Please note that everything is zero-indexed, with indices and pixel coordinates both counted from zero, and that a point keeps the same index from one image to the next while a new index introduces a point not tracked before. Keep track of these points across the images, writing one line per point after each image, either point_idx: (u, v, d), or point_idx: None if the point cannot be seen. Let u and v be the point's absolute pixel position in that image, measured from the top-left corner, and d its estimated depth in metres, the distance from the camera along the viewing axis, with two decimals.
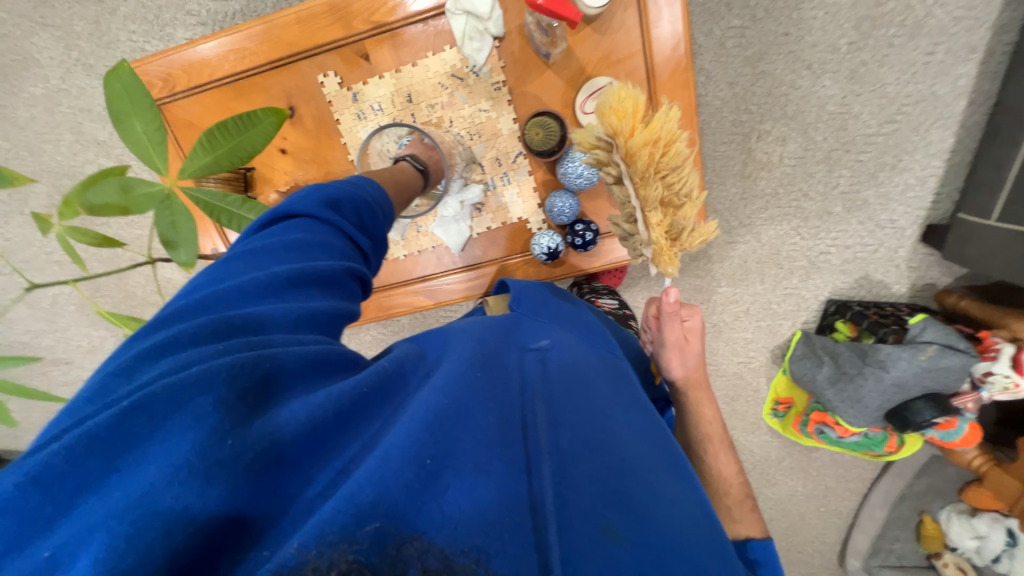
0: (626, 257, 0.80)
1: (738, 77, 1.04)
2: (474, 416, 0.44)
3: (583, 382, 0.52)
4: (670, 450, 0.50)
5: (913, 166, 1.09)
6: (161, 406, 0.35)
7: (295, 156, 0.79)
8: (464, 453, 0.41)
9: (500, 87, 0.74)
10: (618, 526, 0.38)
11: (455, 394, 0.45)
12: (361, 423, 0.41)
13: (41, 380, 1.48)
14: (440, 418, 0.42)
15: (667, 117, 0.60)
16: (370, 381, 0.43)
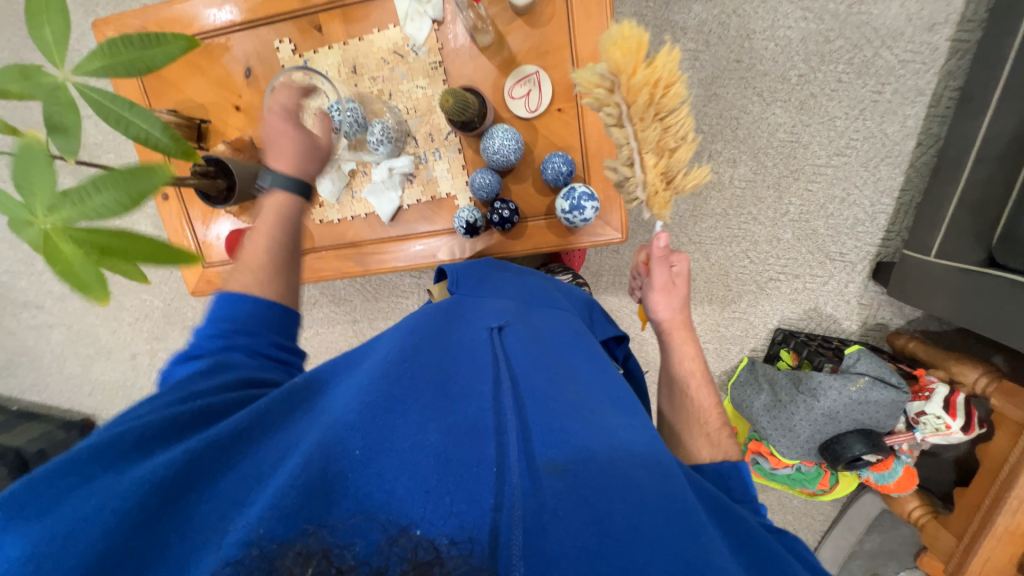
0: (590, 237, 0.82)
1: (691, 97, 1.09)
2: (405, 401, 0.41)
3: (536, 363, 0.50)
4: (617, 402, 0.50)
5: (863, 201, 1.10)
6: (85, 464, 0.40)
7: (247, 113, 0.85)
8: (400, 431, 0.38)
9: (437, 67, 0.79)
10: (560, 463, 0.39)
11: (378, 385, 0.42)
12: (277, 428, 0.42)
13: (11, 321, 1.54)
14: (361, 406, 0.39)
15: (669, 56, 0.56)
16: (275, 396, 0.44)
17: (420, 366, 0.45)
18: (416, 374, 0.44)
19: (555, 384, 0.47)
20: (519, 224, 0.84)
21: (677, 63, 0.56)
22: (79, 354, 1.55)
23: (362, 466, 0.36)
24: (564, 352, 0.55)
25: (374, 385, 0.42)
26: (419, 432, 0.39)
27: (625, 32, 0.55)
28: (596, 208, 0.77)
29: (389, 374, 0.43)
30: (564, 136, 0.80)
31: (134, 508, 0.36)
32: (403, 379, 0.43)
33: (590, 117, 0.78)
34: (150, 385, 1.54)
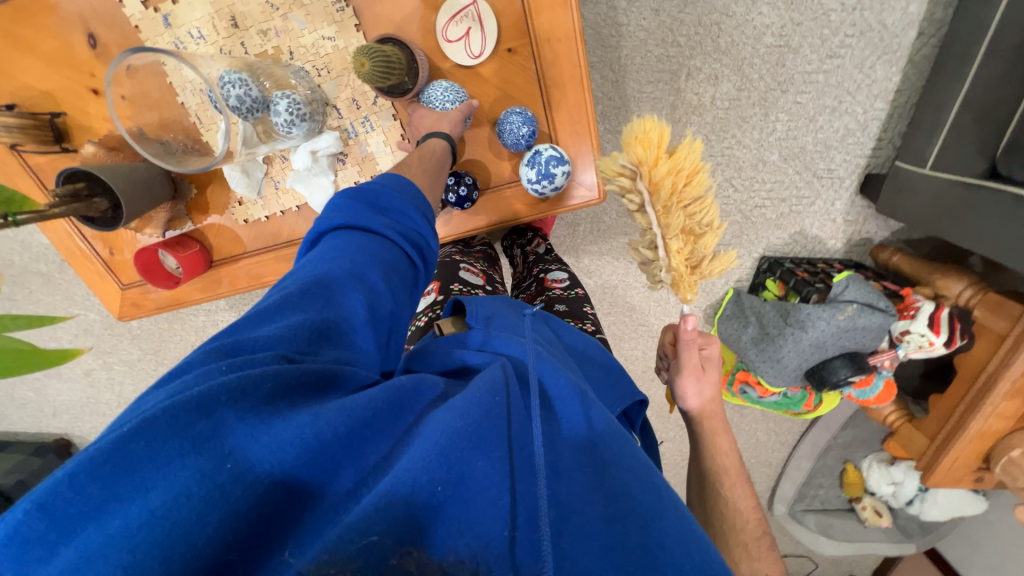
0: (593, 199, 0.70)
1: (664, 3, 0.92)
2: (486, 446, 0.37)
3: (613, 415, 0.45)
4: None
5: (856, 109, 0.99)
6: (163, 427, 0.30)
7: None
8: (472, 486, 0.34)
9: (343, 9, 0.62)
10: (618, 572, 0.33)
11: (471, 415, 0.37)
12: (368, 445, 0.35)
13: None
14: (451, 445, 0.35)
15: (692, 148, 0.54)
16: (387, 395, 0.37)
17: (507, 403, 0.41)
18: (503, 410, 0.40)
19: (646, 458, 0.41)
20: (482, 198, 0.72)
21: (699, 155, 0.54)
22: (28, 377, 1.42)
23: (445, 513, 0.33)
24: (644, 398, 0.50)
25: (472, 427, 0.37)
26: (499, 486, 0.35)
27: (646, 126, 0.54)
28: (569, 173, 0.65)
29: (482, 408, 0.38)
30: (518, 85, 0.65)
31: (239, 515, 0.30)
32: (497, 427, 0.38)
33: (546, 57, 0.63)
34: (116, 399, 1.44)
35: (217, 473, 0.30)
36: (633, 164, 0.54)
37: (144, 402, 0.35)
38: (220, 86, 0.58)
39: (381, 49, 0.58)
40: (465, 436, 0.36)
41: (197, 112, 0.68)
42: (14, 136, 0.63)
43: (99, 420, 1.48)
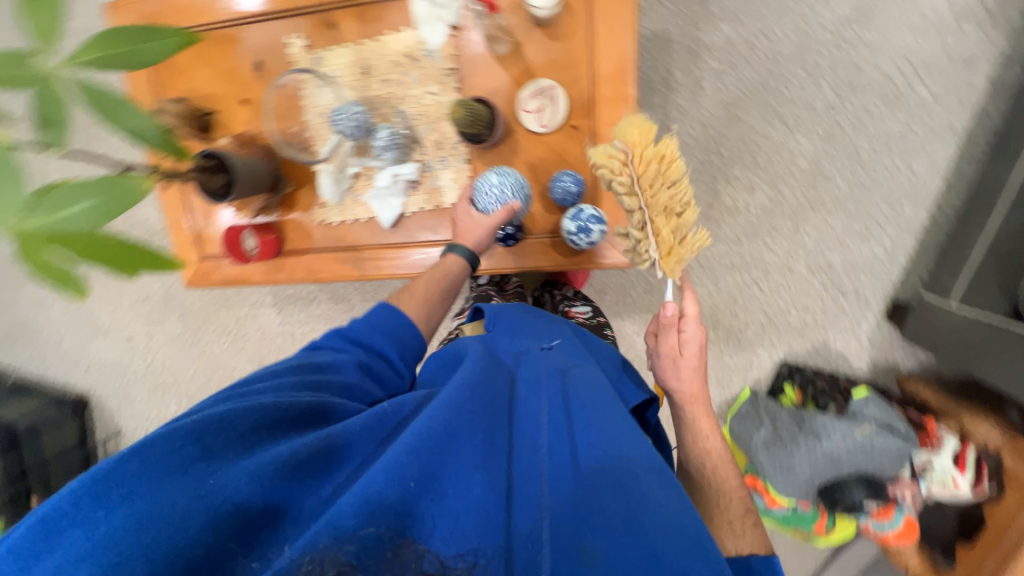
0: (624, 262, 0.78)
1: (711, 119, 1.04)
2: (459, 448, 0.45)
3: (596, 410, 0.51)
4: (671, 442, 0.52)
5: (883, 238, 1.06)
6: (156, 459, 0.42)
7: (254, 107, 0.83)
8: (445, 480, 0.44)
9: (449, 74, 0.76)
10: (593, 548, 0.40)
11: (440, 417, 0.46)
12: (327, 472, 0.45)
13: (15, 291, 1.54)
14: (424, 442, 0.44)
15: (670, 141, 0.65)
16: (364, 419, 0.48)
17: (475, 408, 0.49)
18: (477, 412, 0.49)
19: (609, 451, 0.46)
20: (524, 240, 0.82)
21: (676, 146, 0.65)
22: (79, 331, 1.54)
23: (423, 502, 0.42)
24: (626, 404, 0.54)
25: (429, 430, 0.45)
26: (470, 482, 0.44)
27: (636, 121, 0.66)
28: (604, 232, 0.74)
29: (451, 408, 0.47)
30: (575, 154, 0.77)
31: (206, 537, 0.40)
32: (458, 430, 0.46)
33: (604, 137, 0.75)
34: (146, 368, 1.53)
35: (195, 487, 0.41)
36: (624, 150, 0.66)
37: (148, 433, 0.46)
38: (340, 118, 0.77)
39: (473, 106, 0.73)
40: (418, 441, 0.44)
41: (315, 129, 0.83)
42: (176, 120, 0.81)
43: (122, 385, 1.57)
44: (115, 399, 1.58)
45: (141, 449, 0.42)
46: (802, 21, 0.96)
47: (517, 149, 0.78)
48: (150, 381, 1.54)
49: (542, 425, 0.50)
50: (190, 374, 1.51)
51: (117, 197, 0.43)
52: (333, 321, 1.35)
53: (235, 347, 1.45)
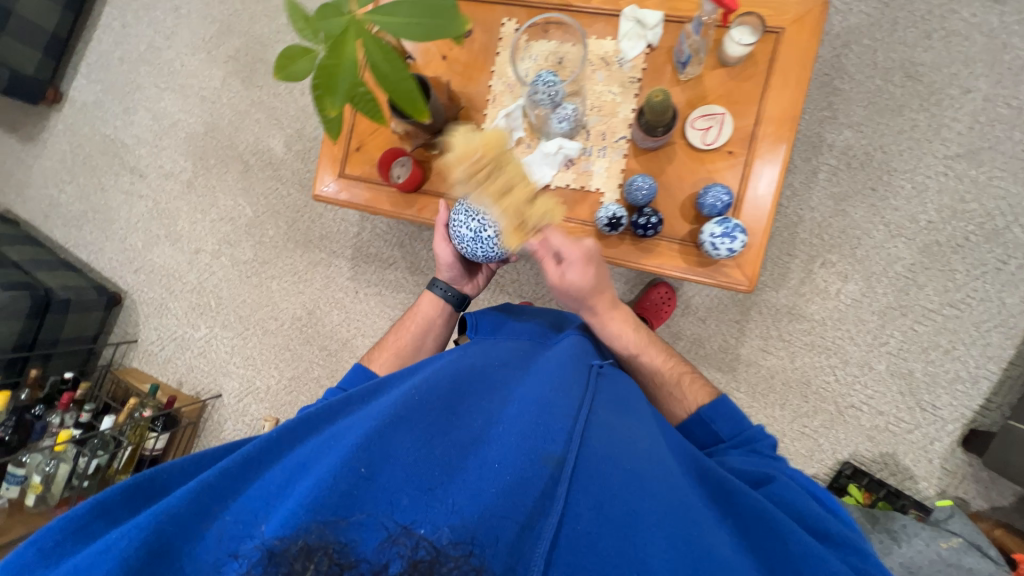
0: (746, 282, 0.84)
1: (819, 206, 1.14)
2: (405, 436, 0.51)
3: (540, 392, 0.60)
4: (608, 398, 0.65)
5: (967, 360, 1.08)
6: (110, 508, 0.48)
7: (450, 64, 0.94)
8: (399, 462, 0.49)
9: (634, 82, 0.88)
10: (554, 453, 0.52)
11: (382, 415, 0.53)
12: (271, 469, 0.51)
13: (108, 178, 1.60)
14: (371, 439, 0.50)
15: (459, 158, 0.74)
16: (291, 425, 0.54)
17: (415, 402, 0.56)
18: (419, 408, 0.55)
19: (566, 415, 0.57)
20: (655, 239, 0.87)
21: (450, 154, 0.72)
22: (148, 231, 1.56)
23: (381, 480, 0.47)
24: (570, 379, 0.64)
25: (382, 417, 0.53)
26: (423, 454, 0.50)
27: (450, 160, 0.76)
28: (744, 243, 0.79)
29: (387, 410, 0.54)
30: (726, 176, 0.85)
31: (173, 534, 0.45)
32: (411, 413, 0.54)
33: (755, 168, 0.84)
34: (195, 285, 1.52)
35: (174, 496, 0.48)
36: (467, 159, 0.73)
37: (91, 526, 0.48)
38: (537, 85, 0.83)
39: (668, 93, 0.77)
40: (373, 426, 0.52)
41: (495, 94, 0.93)
42: None
43: (163, 295, 1.54)
44: (149, 307, 1.55)
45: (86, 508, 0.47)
46: (917, 146, 1.10)
47: (672, 157, 0.86)
48: (192, 299, 1.52)
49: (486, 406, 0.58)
50: (237, 303, 1.48)
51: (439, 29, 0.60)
52: (402, 290, 1.36)
53: (294, 289, 1.45)
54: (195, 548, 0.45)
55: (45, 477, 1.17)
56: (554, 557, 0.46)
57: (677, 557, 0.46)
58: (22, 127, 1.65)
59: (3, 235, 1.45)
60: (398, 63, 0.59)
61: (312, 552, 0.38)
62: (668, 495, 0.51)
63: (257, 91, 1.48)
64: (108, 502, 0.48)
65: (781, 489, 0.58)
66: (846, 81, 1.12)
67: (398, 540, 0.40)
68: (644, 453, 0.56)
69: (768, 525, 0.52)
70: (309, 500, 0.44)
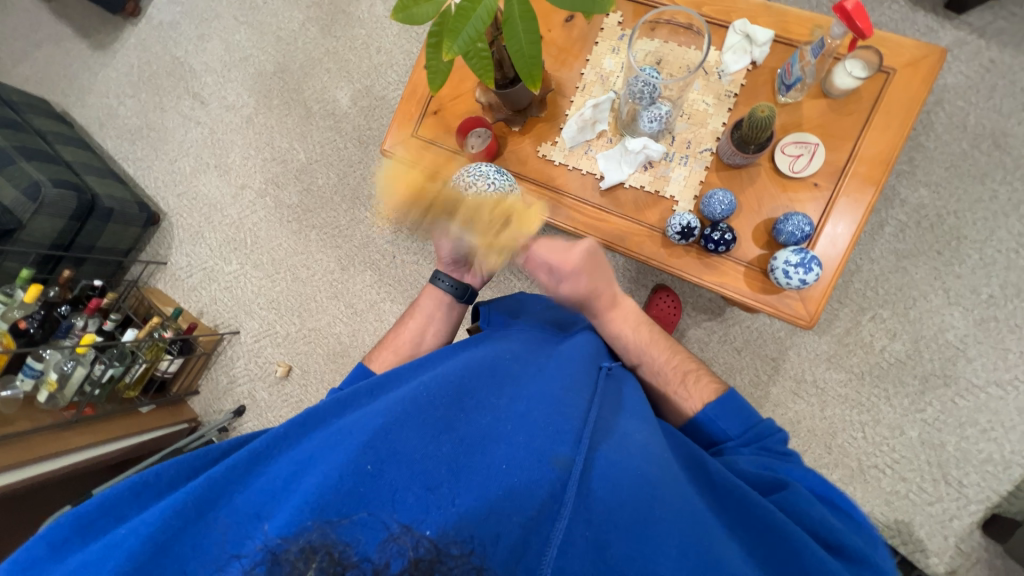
0: (808, 317, 0.82)
1: (880, 260, 1.12)
2: (408, 435, 0.50)
3: (547, 393, 0.58)
4: (616, 403, 0.63)
5: (1004, 443, 1.05)
6: (120, 505, 0.49)
7: (546, 45, 0.93)
8: (404, 459, 0.48)
9: (730, 96, 0.86)
10: (562, 454, 0.51)
11: (387, 413, 0.52)
12: (277, 461, 0.51)
13: (169, 99, 1.60)
14: (375, 438, 0.49)
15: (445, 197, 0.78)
16: (296, 419, 0.54)
17: (420, 399, 0.54)
18: (424, 405, 0.53)
19: (576, 417, 0.55)
20: (722, 257, 0.85)
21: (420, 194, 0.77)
22: (199, 158, 1.56)
23: (385, 476, 0.46)
24: (578, 382, 0.63)
25: (388, 414, 0.52)
26: (427, 452, 0.49)
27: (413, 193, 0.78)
28: (817, 276, 0.77)
29: (392, 408, 0.53)
30: (807, 207, 0.83)
31: (175, 524, 0.45)
32: (416, 410, 0.52)
33: (838, 204, 0.82)
34: (235, 220, 1.51)
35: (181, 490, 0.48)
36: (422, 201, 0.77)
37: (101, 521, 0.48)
38: (637, 78, 0.81)
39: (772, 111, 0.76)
40: (379, 422, 0.51)
41: (585, 83, 0.91)
42: None
43: (201, 224, 1.54)
44: (184, 232, 1.55)
45: (95, 502, 0.48)
46: (992, 218, 1.07)
47: (755, 179, 0.85)
48: (228, 234, 1.52)
49: (494, 400, 0.56)
50: (272, 245, 1.48)
51: None
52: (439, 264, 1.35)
53: (331, 242, 1.44)
54: (197, 541, 0.45)
55: (60, 376, 1.17)
56: (561, 564, 0.46)
57: (684, 563, 0.46)
58: (96, 35, 1.66)
59: (60, 135, 1.44)
60: (531, 22, 0.59)
61: (314, 551, 0.36)
62: (676, 502, 0.50)
63: (334, 41, 1.48)
64: (111, 501, 0.48)
65: (794, 496, 0.56)
66: (932, 139, 1.10)
67: (399, 539, 0.38)
68: (652, 458, 0.54)
69: (778, 537, 0.51)
70: (316, 497, 0.44)
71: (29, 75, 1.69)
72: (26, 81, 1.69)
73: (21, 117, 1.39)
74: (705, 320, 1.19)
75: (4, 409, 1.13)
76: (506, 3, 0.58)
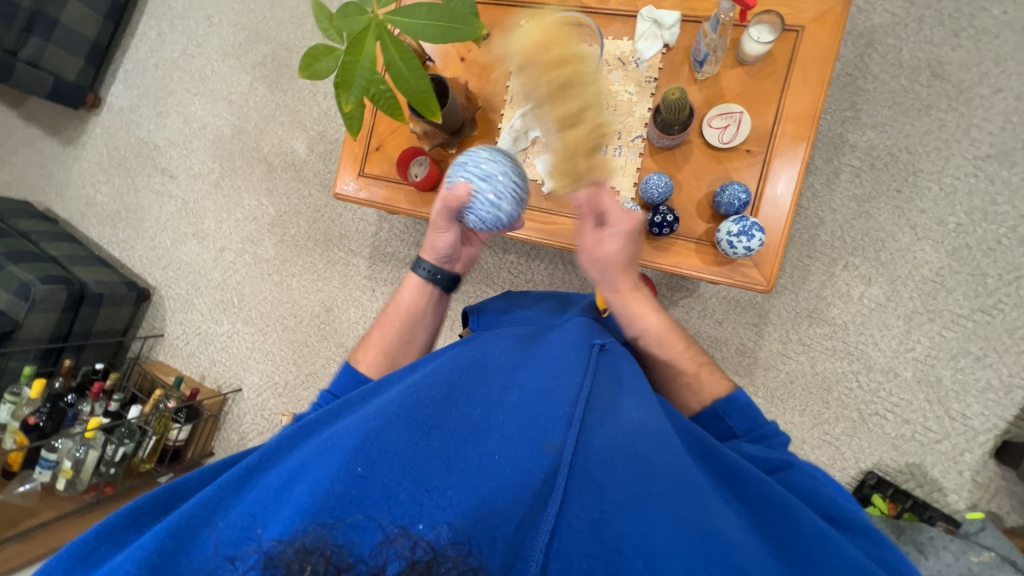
0: (765, 282, 0.82)
1: (842, 208, 1.12)
2: (397, 435, 0.46)
3: (542, 375, 0.54)
4: (617, 373, 0.59)
5: (1000, 368, 1.04)
6: (108, 534, 0.45)
7: (468, 66, 0.96)
8: (394, 460, 0.44)
9: (650, 82, 0.88)
10: (557, 438, 0.46)
11: (376, 416, 0.49)
12: (267, 474, 0.47)
13: (141, 179, 1.67)
14: (364, 440, 0.45)
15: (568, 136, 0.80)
16: (286, 434, 0.51)
17: (409, 399, 0.50)
18: (413, 404, 0.49)
19: (568, 399, 0.49)
20: (671, 237, 0.86)
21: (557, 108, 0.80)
22: (177, 230, 1.62)
23: (373, 479, 0.42)
24: (572, 356, 0.57)
25: (379, 416, 0.48)
26: (416, 452, 0.45)
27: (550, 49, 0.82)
28: (763, 240, 0.78)
29: (380, 413, 0.49)
30: (743, 173, 0.84)
31: (161, 549, 0.41)
32: (405, 408, 0.49)
33: (774, 166, 0.83)
34: (219, 282, 1.56)
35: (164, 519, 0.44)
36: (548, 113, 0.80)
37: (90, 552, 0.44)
38: None
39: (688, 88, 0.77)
40: (367, 425, 0.47)
41: (512, 94, 0.94)
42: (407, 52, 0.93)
43: (189, 291, 1.59)
44: (176, 302, 1.60)
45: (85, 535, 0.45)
46: (944, 146, 1.07)
47: (689, 157, 0.86)
48: (216, 296, 1.57)
49: (488, 392, 0.52)
50: (258, 299, 1.53)
51: (459, 34, 0.62)
52: None
53: (313, 287, 1.48)
54: (190, 556, 0.41)
55: (75, 463, 1.23)
56: (557, 548, 0.42)
57: (681, 531, 0.42)
58: (64, 131, 1.74)
59: (44, 232, 1.51)
60: (414, 63, 0.64)
61: (310, 550, 0.33)
62: (672, 476, 0.46)
63: (283, 95, 1.53)
64: (105, 530, 0.45)
65: (799, 475, 0.54)
66: (870, 80, 1.10)
67: (396, 540, 0.35)
68: (651, 435, 0.49)
69: (779, 509, 0.47)
70: (306, 506, 0.40)
71: (10, 180, 1.78)
72: (9, 186, 1.78)
73: (5, 223, 1.46)
74: (681, 299, 1.19)
75: (24, 505, 1.20)
76: (387, 51, 0.63)
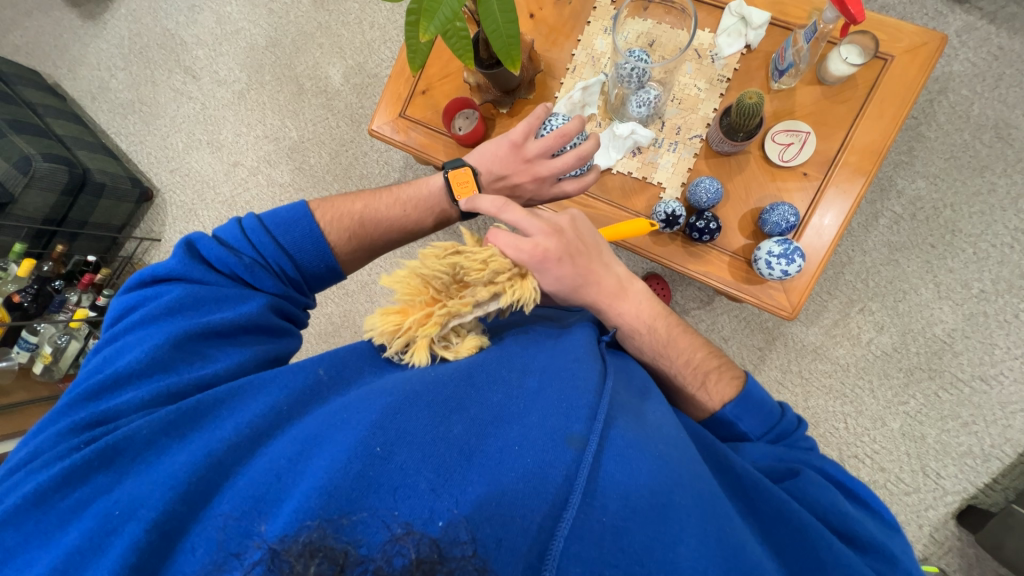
0: (791, 310, 0.81)
1: (873, 252, 1.10)
2: (415, 418, 0.44)
3: (565, 365, 0.51)
4: (638, 379, 0.57)
5: (984, 437, 1.06)
6: (101, 469, 0.43)
7: (537, 23, 0.90)
8: (412, 445, 0.42)
9: (723, 81, 0.84)
10: (577, 434, 0.45)
11: (394, 391, 0.47)
12: (277, 436, 0.45)
13: (161, 74, 1.58)
14: (380, 416, 0.44)
15: None
16: (293, 389, 0.49)
17: (427, 381, 0.48)
18: (431, 386, 0.47)
19: (590, 388, 0.49)
20: (708, 245, 0.84)
21: None
22: (191, 134, 1.55)
23: (393, 462, 0.41)
24: (594, 354, 0.55)
25: (395, 391, 0.47)
26: (436, 439, 0.43)
27: None
28: (801, 267, 0.77)
29: (398, 391, 0.47)
30: (794, 196, 0.82)
31: (171, 508, 0.40)
32: (425, 387, 0.47)
33: (828, 194, 0.80)
34: (227, 198, 1.50)
35: (166, 469, 0.42)
36: None
37: (78, 483, 0.43)
38: (624, 57, 0.78)
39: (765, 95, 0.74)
40: (386, 400, 0.45)
41: (576, 64, 0.89)
42: None
43: (193, 200, 1.53)
44: (177, 209, 1.54)
45: (66, 466, 0.42)
46: (988, 211, 1.06)
47: (744, 167, 0.83)
48: (220, 211, 1.51)
49: (511, 383, 0.50)
50: None
51: None
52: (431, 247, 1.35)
53: None
54: (203, 520, 0.40)
55: (55, 350, 1.20)
56: (565, 546, 0.40)
57: (706, 555, 0.40)
58: (86, 4, 1.63)
59: (51, 107, 1.42)
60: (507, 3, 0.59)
61: (316, 550, 0.31)
62: (693, 484, 0.44)
63: (327, 15, 1.45)
64: (89, 462, 0.43)
65: (806, 485, 0.50)
66: (933, 129, 1.08)
67: (401, 538, 0.33)
68: (671, 439, 0.48)
69: (791, 524, 0.46)
70: (320, 482, 0.39)
71: (20, 45, 1.67)
72: (18, 52, 1.67)
73: (11, 89, 1.37)
74: (693, 309, 1.18)
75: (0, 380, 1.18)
76: None
